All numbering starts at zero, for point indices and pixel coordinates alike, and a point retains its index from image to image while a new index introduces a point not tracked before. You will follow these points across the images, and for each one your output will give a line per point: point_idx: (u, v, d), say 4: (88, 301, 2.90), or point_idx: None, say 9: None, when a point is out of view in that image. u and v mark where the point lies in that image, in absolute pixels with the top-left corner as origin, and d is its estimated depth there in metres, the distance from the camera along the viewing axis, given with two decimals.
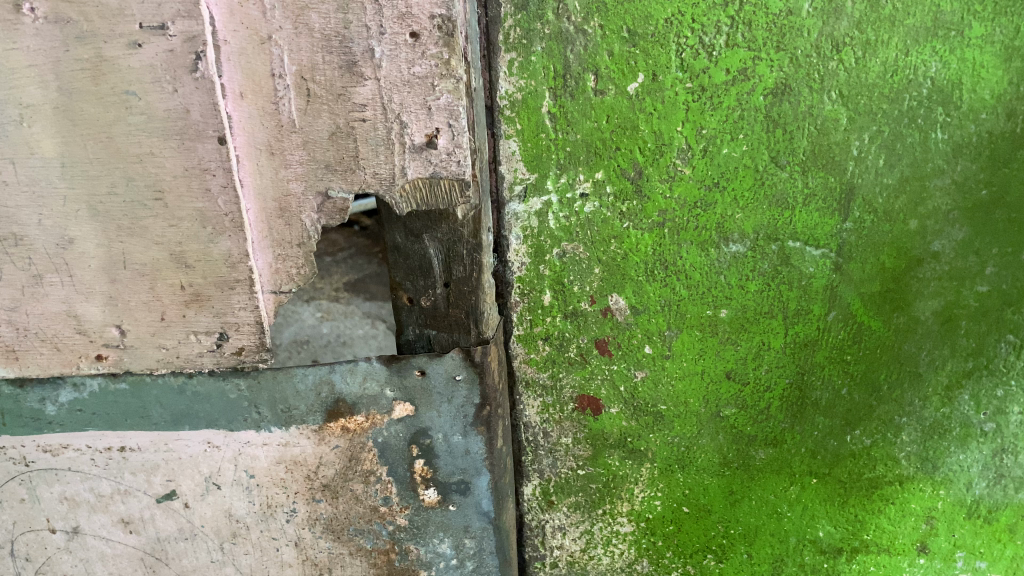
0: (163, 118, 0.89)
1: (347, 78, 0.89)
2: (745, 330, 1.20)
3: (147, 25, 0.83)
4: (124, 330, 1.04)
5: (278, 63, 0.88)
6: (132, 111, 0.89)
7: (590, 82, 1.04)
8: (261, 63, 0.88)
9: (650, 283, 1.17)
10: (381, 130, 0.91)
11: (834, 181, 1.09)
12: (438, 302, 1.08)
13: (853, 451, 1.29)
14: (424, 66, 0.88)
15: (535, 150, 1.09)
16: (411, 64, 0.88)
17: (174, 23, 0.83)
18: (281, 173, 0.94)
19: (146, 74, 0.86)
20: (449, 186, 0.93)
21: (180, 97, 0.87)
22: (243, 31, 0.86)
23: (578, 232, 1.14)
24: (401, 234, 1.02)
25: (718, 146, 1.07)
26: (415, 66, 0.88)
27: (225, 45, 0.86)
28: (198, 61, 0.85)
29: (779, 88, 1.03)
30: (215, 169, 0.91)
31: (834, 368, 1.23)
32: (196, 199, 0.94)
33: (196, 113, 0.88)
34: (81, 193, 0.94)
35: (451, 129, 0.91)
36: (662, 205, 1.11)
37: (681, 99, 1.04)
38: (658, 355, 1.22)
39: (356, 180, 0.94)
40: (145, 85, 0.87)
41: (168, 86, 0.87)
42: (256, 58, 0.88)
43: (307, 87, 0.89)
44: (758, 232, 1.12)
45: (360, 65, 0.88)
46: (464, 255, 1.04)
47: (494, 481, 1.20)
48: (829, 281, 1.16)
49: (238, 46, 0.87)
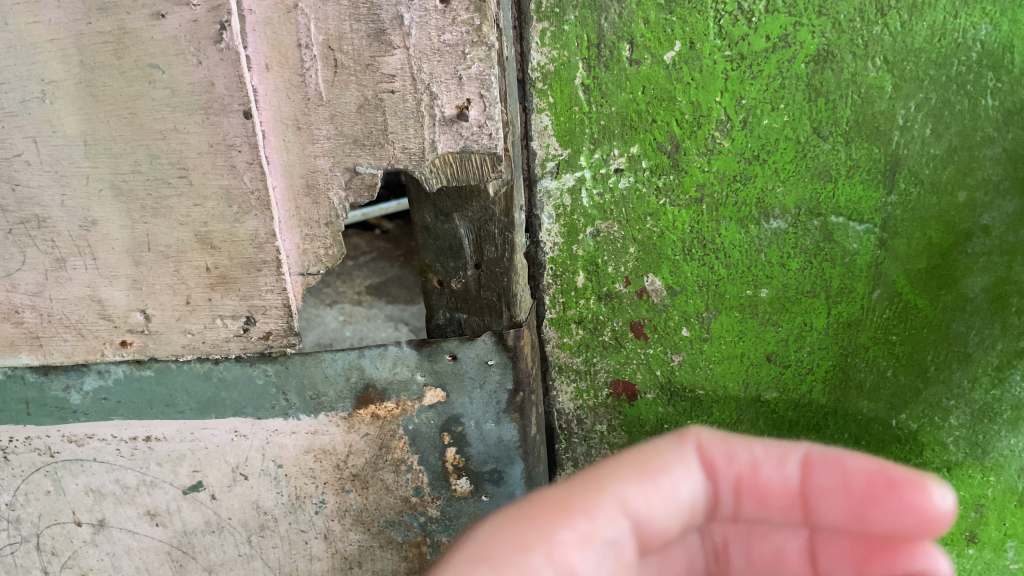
0: (187, 92, 0.86)
1: (375, 47, 0.85)
2: (786, 310, 1.16)
3: None
4: (149, 314, 1.01)
5: (304, 33, 0.84)
6: (156, 85, 0.86)
7: (625, 51, 1.00)
8: (287, 33, 0.84)
9: (687, 262, 1.13)
10: (410, 102, 0.88)
11: (879, 153, 1.05)
12: (469, 285, 1.05)
13: (899, 436, 1.25)
14: (455, 33, 0.84)
15: (568, 124, 1.05)
16: (441, 31, 0.84)
17: None
18: (308, 149, 0.91)
19: (170, 46, 0.84)
20: (480, 161, 0.91)
21: (205, 70, 0.85)
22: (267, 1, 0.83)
23: (612, 210, 1.11)
24: (431, 214, 0.99)
25: (758, 117, 1.03)
26: (446, 33, 0.85)
27: (250, 15, 0.83)
28: (223, 31, 0.83)
29: (821, 55, 0.99)
30: (241, 144, 0.89)
31: (879, 350, 1.19)
32: (221, 176, 0.91)
33: (222, 86, 0.86)
34: (103, 171, 0.92)
35: (482, 99, 0.87)
36: (700, 179, 1.07)
37: (719, 68, 1.00)
38: (695, 338, 1.19)
39: (385, 155, 0.91)
40: (169, 58, 0.85)
41: (193, 58, 0.84)
42: (282, 28, 0.84)
43: (335, 57, 0.86)
44: (800, 206, 1.08)
45: (388, 33, 0.84)
46: (496, 234, 1.01)
47: (528, 470, 1.16)
48: (874, 257, 1.11)
49: (263, 15, 0.83)
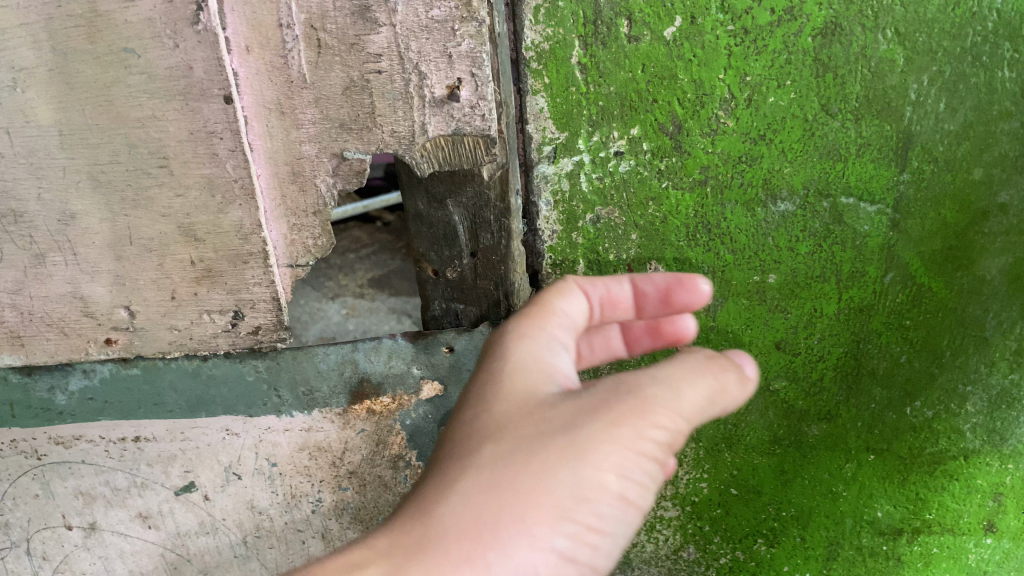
0: (165, 77, 0.82)
1: (360, 25, 0.81)
2: (795, 296, 1.12)
3: None
4: (134, 311, 0.97)
5: (286, 12, 0.80)
6: (132, 70, 0.82)
7: (624, 27, 0.95)
8: (267, 12, 0.80)
9: (692, 248, 1.09)
10: (398, 83, 0.84)
11: (890, 130, 1.00)
12: (465, 274, 1.01)
13: (913, 424, 1.21)
14: (443, 8, 0.81)
15: (565, 105, 1.00)
16: (428, 7, 0.80)
17: None
18: (293, 135, 0.88)
19: (145, 29, 0.79)
20: (473, 144, 0.87)
21: (181, 53, 0.80)
22: None
23: (613, 195, 1.06)
24: (423, 200, 0.95)
25: (764, 95, 0.98)
26: (434, 9, 0.81)
27: None
28: (199, 12, 0.78)
29: (830, 28, 0.94)
30: (222, 131, 0.85)
31: (892, 335, 1.15)
32: (203, 165, 0.87)
33: (201, 70, 0.81)
34: (80, 163, 0.88)
35: (473, 79, 0.83)
36: (704, 161, 1.03)
37: (722, 43, 0.95)
38: (701, 326, 1.15)
39: (373, 139, 0.87)
40: (144, 41, 0.80)
41: (168, 41, 0.80)
42: (261, 7, 0.80)
43: (318, 37, 0.82)
44: (809, 187, 1.04)
45: (373, 10, 0.80)
46: (491, 221, 0.96)
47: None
48: (886, 239, 1.07)
49: None
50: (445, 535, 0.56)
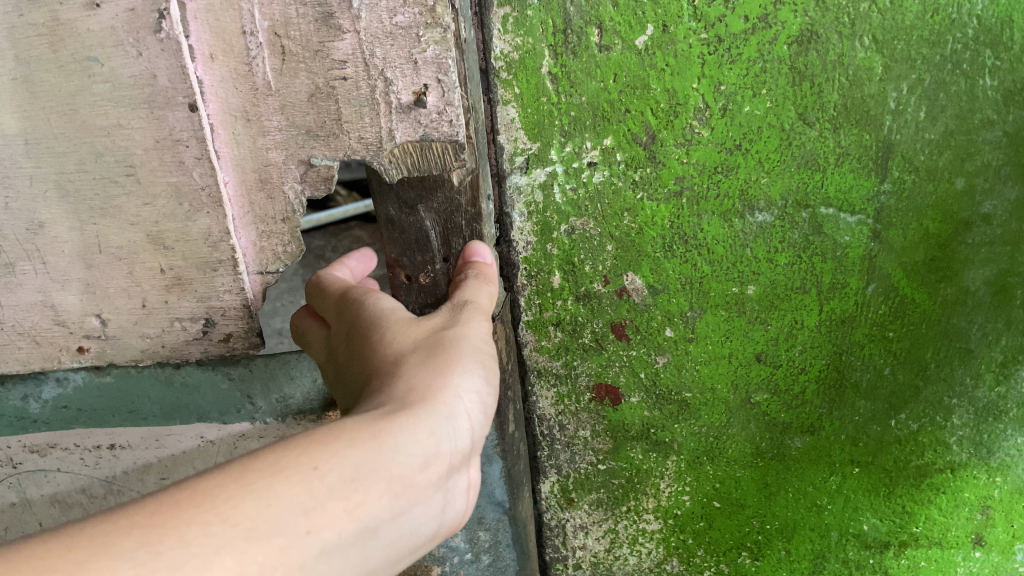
0: (129, 85, 0.82)
1: (324, 32, 0.80)
2: (775, 307, 1.10)
3: None
4: (106, 319, 0.97)
5: (249, 20, 0.79)
6: (96, 79, 0.82)
7: (594, 36, 0.94)
8: (231, 20, 0.79)
9: (668, 260, 1.08)
10: (364, 89, 0.82)
11: (870, 139, 0.99)
12: (439, 279, 1.00)
13: (898, 437, 1.20)
14: (407, 14, 0.78)
15: (536, 116, 1.01)
16: (392, 13, 0.78)
17: None
18: (259, 142, 0.86)
19: (106, 38, 0.79)
20: (442, 149, 0.85)
21: (145, 62, 0.80)
22: None
23: (587, 206, 1.06)
24: (394, 206, 0.94)
25: (740, 104, 0.97)
26: (398, 15, 0.78)
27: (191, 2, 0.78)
28: (162, 20, 0.78)
29: (805, 36, 0.92)
30: (188, 139, 0.84)
31: (875, 347, 1.13)
32: (170, 173, 0.87)
33: (164, 78, 0.81)
34: (47, 172, 0.88)
35: (440, 84, 0.81)
36: (678, 171, 1.02)
37: (695, 52, 0.94)
38: (681, 339, 1.14)
39: (340, 146, 0.86)
40: (107, 50, 0.80)
41: (132, 50, 0.79)
42: (225, 15, 0.79)
43: (282, 44, 0.80)
44: (787, 198, 1.03)
45: (337, 17, 0.79)
46: (463, 226, 0.96)
47: (505, 469, 1.21)
48: (867, 250, 1.06)
49: (205, 2, 0.78)
50: (412, 390, 0.67)
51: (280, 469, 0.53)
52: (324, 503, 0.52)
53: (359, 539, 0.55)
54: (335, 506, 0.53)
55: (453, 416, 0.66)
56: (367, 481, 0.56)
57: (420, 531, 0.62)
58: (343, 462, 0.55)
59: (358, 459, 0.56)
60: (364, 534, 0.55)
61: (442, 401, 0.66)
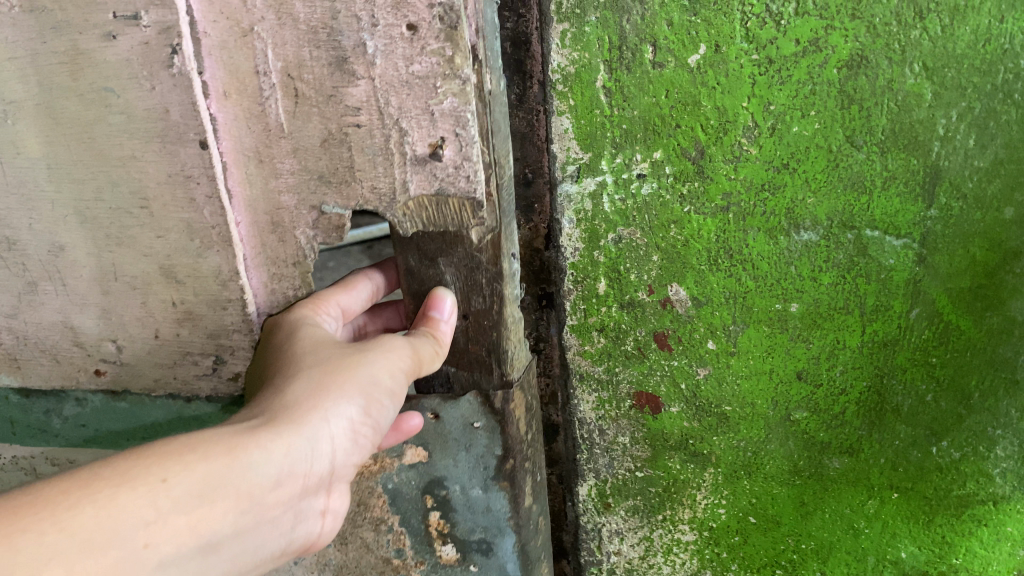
0: (144, 117, 0.83)
1: (336, 76, 0.78)
2: (818, 326, 1.06)
3: (121, 14, 0.78)
4: (121, 346, 0.97)
5: (261, 58, 0.79)
6: (111, 109, 0.83)
7: (649, 53, 0.93)
8: (244, 57, 0.79)
9: (713, 273, 1.05)
10: (377, 137, 0.80)
11: (918, 164, 0.94)
12: (459, 336, 0.95)
13: (940, 464, 1.15)
14: (424, 63, 0.75)
15: (590, 127, 0.99)
16: (409, 60, 0.76)
17: (148, 12, 0.77)
18: (270, 183, 0.86)
19: (123, 68, 0.80)
20: (458, 206, 0.81)
21: (158, 95, 0.81)
22: (223, 22, 0.78)
23: (635, 216, 1.04)
24: (413, 256, 0.90)
25: (787, 125, 0.93)
26: (414, 63, 0.76)
27: (205, 37, 0.79)
28: (175, 54, 0.78)
29: (855, 60, 0.88)
30: (198, 176, 0.85)
31: (918, 372, 1.08)
32: (181, 210, 0.87)
33: (176, 113, 0.82)
34: (67, 199, 0.90)
35: (457, 138, 0.78)
36: (726, 187, 0.99)
37: (745, 72, 0.91)
38: (723, 352, 1.11)
39: (352, 193, 0.84)
40: (122, 82, 0.81)
41: (145, 83, 0.81)
42: (238, 52, 0.79)
43: (294, 86, 0.79)
44: (833, 218, 0.99)
45: (350, 61, 0.77)
46: (483, 283, 0.89)
47: (521, 545, 1.08)
48: (912, 274, 1.01)
49: (218, 38, 0.79)
50: (287, 404, 0.71)
51: (131, 477, 0.58)
52: (167, 518, 0.58)
53: (199, 551, 0.61)
54: (178, 522, 0.59)
55: (315, 438, 0.71)
56: (213, 498, 0.62)
57: (262, 542, 0.69)
58: (192, 478, 0.61)
59: (211, 472, 0.62)
60: (202, 548, 0.61)
61: (310, 423, 0.71)
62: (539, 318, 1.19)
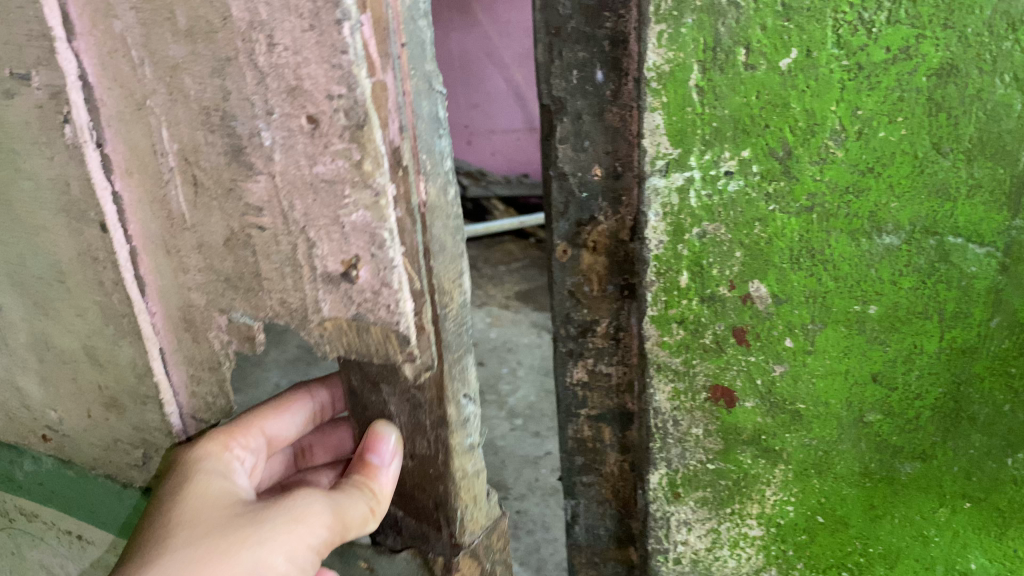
0: (53, 179, 1.24)
1: (236, 169, 1.00)
2: (895, 329, 1.14)
3: (18, 74, 1.16)
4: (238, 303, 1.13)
5: (158, 139, 1.07)
6: (23, 172, 1.27)
7: (741, 55, 1.02)
8: (141, 134, 1.10)
9: (795, 271, 1.13)
10: (283, 244, 1.02)
11: (1004, 173, 1.03)
12: (411, 485, 1.22)
13: (1014, 475, 1.21)
14: (329, 163, 0.93)
15: (680, 124, 1.07)
16: (315, 160, 0.93)
17: (39, 75, 1.14)
18: (177, 269, 1.20)
19: (30, 132, 1.21)
20: (381, 336, 1.00)
21: (58, 163, 1.21)
22: (118, 105, 1.11)
23: (719, 212, 1.11)
24: (358, 378, 1.17)
25: (875, 129, 1.02)
26: (320, 161, 0.93)
27: (105, 108, 1.12)
28: (67, 122, 1.15)
29: (945, 69, 0.98)
30: (101, 252, 1.24)
31: (994, 381, 1.16)
32: (95, 288, 1.30)
33: (75, 182, 1.20)
34: (19, 234, 1.35)
35: (370, 249, 0.95)
36: (811, 187, 1.07)
37: (836, 76, 1.00)
38: (799, 350, 1.18)
39: (254, 291, 1.09)
40: (27, 144, 1.23)
41: (47, 149, 1.21)
42: (135, 129, 1.10)
43: (192, 176, 1.07)
44: (916, 223, 1.07)
45: (250, 154, 0.98)
46: (429, 437, 1.14)
47: None
48: (993, 282, 1.09)
49: (116, 114, 1.11)
50: None
51: None
52: None
53: None
54: None
55: None
56: None
57: None
58: None
59: None
60: None
61: None
62: (621, 308, 1.26)
